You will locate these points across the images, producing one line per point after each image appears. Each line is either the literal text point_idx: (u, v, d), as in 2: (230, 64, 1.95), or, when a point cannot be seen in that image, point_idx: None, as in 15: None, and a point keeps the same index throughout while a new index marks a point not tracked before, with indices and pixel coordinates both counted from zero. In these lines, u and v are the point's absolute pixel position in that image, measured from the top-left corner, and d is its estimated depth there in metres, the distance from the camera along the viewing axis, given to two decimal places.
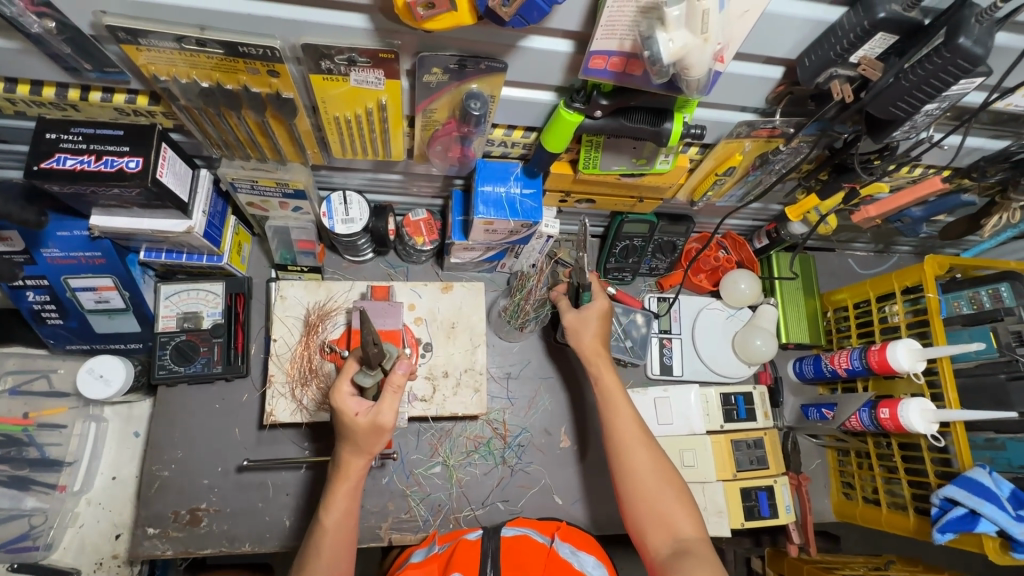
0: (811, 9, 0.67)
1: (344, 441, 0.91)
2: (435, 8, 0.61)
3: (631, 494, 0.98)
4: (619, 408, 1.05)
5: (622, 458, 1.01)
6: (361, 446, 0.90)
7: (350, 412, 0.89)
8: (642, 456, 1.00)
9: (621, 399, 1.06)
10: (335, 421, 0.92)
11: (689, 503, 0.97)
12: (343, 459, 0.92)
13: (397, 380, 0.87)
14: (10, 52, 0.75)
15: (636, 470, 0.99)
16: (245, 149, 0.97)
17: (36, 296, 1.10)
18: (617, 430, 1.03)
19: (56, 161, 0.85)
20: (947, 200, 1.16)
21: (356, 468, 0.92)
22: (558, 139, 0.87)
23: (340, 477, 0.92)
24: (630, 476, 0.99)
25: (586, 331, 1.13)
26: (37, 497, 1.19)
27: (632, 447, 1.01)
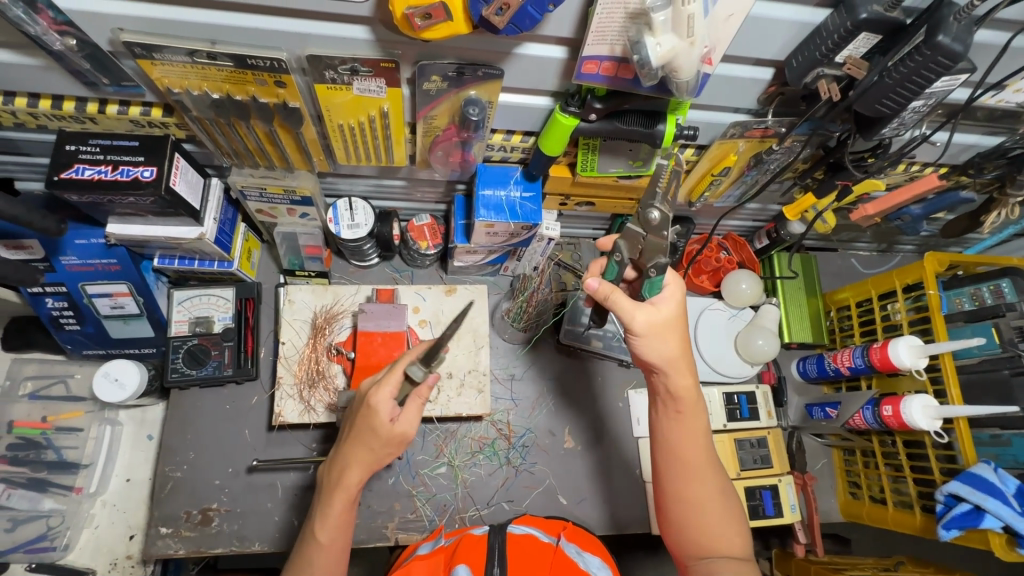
0: (795, 11, 0.70)
1: (362, 450, 0.86)
2: (432, 18, 0.64)
3: (684, 519, 0.87)
4: (692, 424, 0.89)
5: (688, 484, 0.87)
6: (376, 456, 0.86)
7: (384, 416, 0.84)
8: (710, 482, 0.88)
9: (699, 414, 0.89)
10: (358, 415, 0.86)
11: (743, 533, 0.88)
12: (343, 470, 0.87)
13: (424, 391, 0.86)
14: (32, 69, 0.79)
15: (699, 498, 0.87)
16: (254, 157, 1.01)
17: (55, 303, 1.15)
18: (689, 453, 0.88)
19: (75, 171, 0.89)
20: (946, 197, 1.17)
21: (355, 481, 0.87)
22: (555, 143, 0.89)
23: (339, 489, 0.87)
24: (692, 503, 0.87)
25: (666, 339, 0.86)
26: (55, 499, 1.23)
27: (701, 472, 0.87)
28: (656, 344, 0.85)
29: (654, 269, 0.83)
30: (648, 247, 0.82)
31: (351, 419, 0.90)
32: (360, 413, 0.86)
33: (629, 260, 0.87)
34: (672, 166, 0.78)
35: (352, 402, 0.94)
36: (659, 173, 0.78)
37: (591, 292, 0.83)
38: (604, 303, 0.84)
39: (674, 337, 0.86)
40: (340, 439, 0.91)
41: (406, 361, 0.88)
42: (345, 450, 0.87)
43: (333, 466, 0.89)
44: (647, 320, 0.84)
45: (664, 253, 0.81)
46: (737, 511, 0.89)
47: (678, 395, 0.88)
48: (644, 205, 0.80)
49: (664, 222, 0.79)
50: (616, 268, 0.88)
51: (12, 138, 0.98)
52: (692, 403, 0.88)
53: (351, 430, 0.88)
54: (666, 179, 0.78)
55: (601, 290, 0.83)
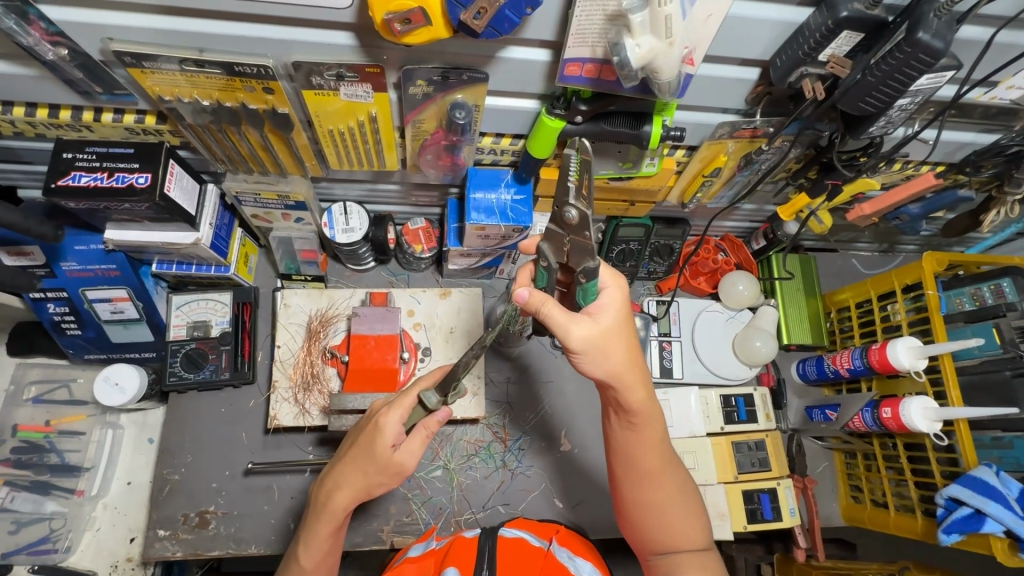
0: (777, 11, 0.69)
1: (357, 475, 0.84)
2: (412, 23, 0.65)
3: (644, 520, 0.88)
4: (648, 431, 0.86)
5: (643, 487, 0.87)
6: (367, 482, 0.84)
7: (387, 441, 0.82)
8: (669, 483, 0.88)
9: (655, 421, 0.85)
10: (363, 435, 0.85)
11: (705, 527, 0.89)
12: (333, 494, 0.85)
13: (432, 424, 0.85)
14: (28, 79, 0.81)
15: (657, 500, 0.87)
16: (248, 163, 1.03)
17: (57, 308, 1.17)
18: (646, 458, 0.86)
19: (72, 178, 0.91)
20: (944, 196, 1.15)
21: (341, 507, 0.85)
22: (542, 145, 0.89)
23: (326, 513, 0.86)
24: (651, 505, 0.87)
25: (613, 351, 0.79)
26: (57, 501, 1.25)
27: (658, 475, 0.87)
28: (601, 359, 0.78)
29: (585, 274, 0.75)
30: (576, 248, 0.73)
31: (352, 440, 0.89)
32: (366, 433, 0.84)
33: (558, 264, 0.77)
34: (581, 156, 0.64)
35: (358, 423, 0.92)
36: (567, 167, 0.65)
37: (521, 304, 0.75)
38: (537, 316, 0.75)
39: (621, 348, 0.79)
40: (336, 460, 0.90)
41: (422, 386, 0.85)
42: (339, 474, 0.86)
43: (324, 488, 0.88)
44: (587, 334, 0.76)
45: (592, 254, 0.71)
46: (701, 509, 0.91)
47: (630, 406, 0.83)
48: (561, 203, 0.68)
49: (584, 222, 0.68)
50: (545, 275, 0.78)
51: (13, 147, 1.00)
52: (647, 411, 0.84)
53: (350, 452, 0.86)
54: (577, 172, 0.65)
55: (532, 301, 0.74)
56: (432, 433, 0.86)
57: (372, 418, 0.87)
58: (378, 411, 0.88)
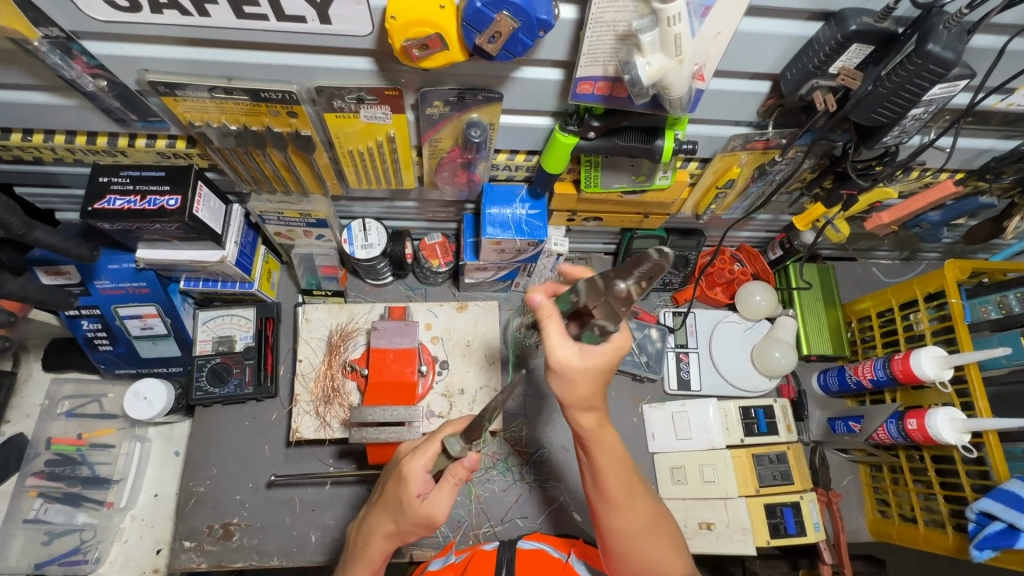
0: (786, 25, 0.71)
1: (388, 522, 0.84)
2: (429, 48, 0.68)
3: (617, 546, 0.87)
4: (607, 456, 0.83)
5: (614, 514, 0.85)
6: (399, 529, 0.84)
7: (414, 491, 0.81)
8: (642, 508, 0.85)
9: (612, 443, 0.83)
10: (388, 484, 0.84)
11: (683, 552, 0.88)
12: (370, 540, 0.86)
13: (460, 473, 0.81)
14: (70, 109, 0.86)
15: (631, 526, 0.85)
16: (272, 183, 1.06)
17: (90, 325, 1.21)
18: (613, 486, 0.84)
19: (108, 202, 0.95)
20: (965, 203, 1.14)
21: (378, 553, 0.87)
22: (556, 161, 0.91)
23: (364, 559, 0.87)
24: (624, 532, 0.85)
25: (582, 380, 0.75)
26: (88, 513, 1.29)
27: (625, 500, 0.84)
28: (571, 385, 0.76)
29: (601, 327, 0.73)
30: (608, 308, 0.71)
31: (382, 486, 0.89)
32: (392, 482, 0.84)
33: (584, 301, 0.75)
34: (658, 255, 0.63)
35: (388, 466, 0.92)
36: (643, 252, 0.64)
37: (532, 307, 0.73)
38: (539, 322, 0.74)
39: (590, 381, 0.76)
40: (369, 506, 0.91)
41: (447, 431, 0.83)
42: (372, 520, 0.86)
43: (361, 533, 0.89)
44: (570, 361, 0.72)
45: (620, 321, 0.72)
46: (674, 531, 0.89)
47: (592, 430, 0.81)
48: (614, 273, 0.69)
49: (628, 298, 0.68)
50: (569, 300, 0.76)
51: (53, 172, 1.06)
52: (603, 432, 0.82)
53: (382, 498, 0.86)
54: (652, 265, 0.64)
55: (545, 306, 0.73)
56: (461, 482, 0.82)
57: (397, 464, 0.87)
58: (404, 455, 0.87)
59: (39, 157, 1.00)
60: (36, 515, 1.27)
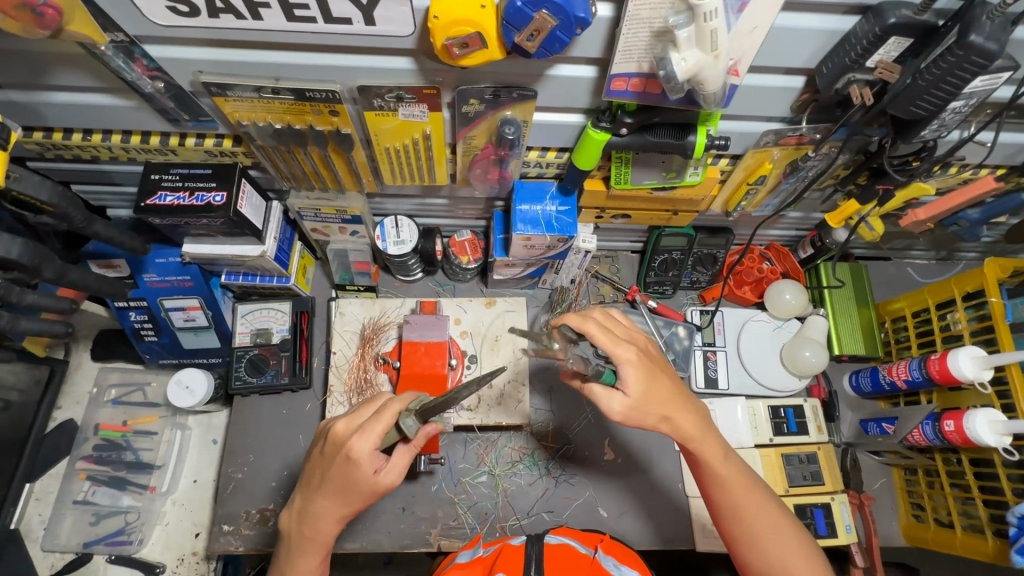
0: (823, 20, 0.71)
1: (340, 503, 0.86)
2: (469, 47, 0.70)
3: (761, 561, 0.85)
4: (713, 446, 0.86)
5: (742, 509, 0.86)
6: (352, 507, 0.86)
7: (367, 468, 0.82)
8: (759, 502, 0.87)
9: (715, 432, 0.87)
10: (337, 466, 0.84)
11: (815, 555, 0.85)
12: (321, 525, 0.87)
13: (421, 444, 0.86)
14: (128, 110, 0.92)
15: (762, 524, 0.86)
16: (310, 180, 1.10)
17: (137, 316, 1.27)
18: (731, 472, 0.87)
19: (159, 197, 1.00)
20: (1006, 200, 1.11)
21: (330, 534, 0.89)
22: (588, 157, 0.93)
23: (315, 543, 0.88)
24: (762, 535, 0.85)
25: (663, 380, 0.83)
26: (133, 496, 1.36)
27: (745, 488, 0.87)
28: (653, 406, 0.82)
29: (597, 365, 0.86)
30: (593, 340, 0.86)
31: (318, 469, 0.88)
32: (336, 466, 0.84)
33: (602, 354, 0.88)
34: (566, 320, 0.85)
35: (318, 446, 0.91)
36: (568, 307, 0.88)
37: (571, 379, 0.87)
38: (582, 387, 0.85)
39: (664, 378, 0.83)
40: (306, 491, 0.90)
41: (395, 409, 0.85)
42: (319, 503, 0.86)
43: (306, 523, 0.88)
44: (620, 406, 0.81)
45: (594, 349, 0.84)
46: (801, 529, 0.88)
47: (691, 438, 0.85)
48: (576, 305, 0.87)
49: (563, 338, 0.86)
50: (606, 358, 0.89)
51: (108, 170, 1.12)
52: (703, 434, 0.86)
53: (322, 483, 0.87)
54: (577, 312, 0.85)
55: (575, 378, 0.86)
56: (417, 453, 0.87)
57: (337, 446, 0.85)
58: (342, 438, 0.86)
59: (96, 155, 1.06)
60: (84, 497, 1.36)
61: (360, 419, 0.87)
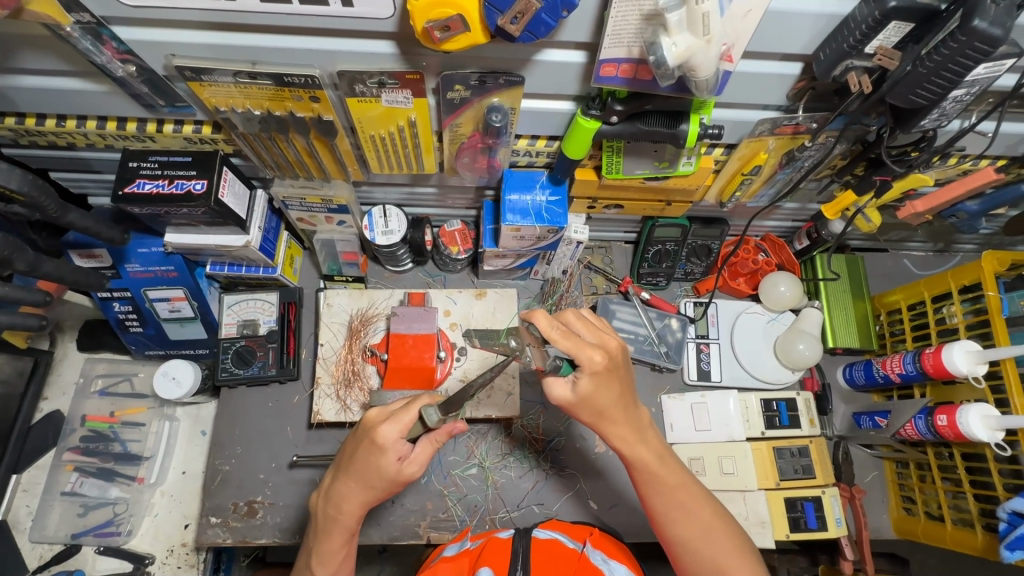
0: (821, 3, 0.68)
1: (364, 488, 0.84)
2: (451, 30, 0.67)
3: (699, 561, 0.84)
4: (647, 450, 0.85)
5: (677, 511, 0.85)
6: (375, 493, 0.85)
7: (394, 456, 0.81)
8: (697, 504, 0.85)
9: (651, 437, 0.86)
10: (364, 451, 0.82)
11: (750, 553, 0.85)
12: (343, 507, 0.85)
13: (442, 434, 0.86)
14: (101, 95, 0.89)
15: (699, 523, 0.85)
16: (294, 169, 1.08)
17: (121, 307, 1.25)
18: (672, 476, 0.85)
19: (137, 185, 0.98)
20: (1005, 192, 1.09)
21: (353, 518, 0.86)
22: (577, 147, 0.90)
23: (338, 526, 0.86)
24: (697, 537, 0.84)
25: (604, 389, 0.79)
26: (120, 487, 1.35)
27: (683, 490, 0.86)
28: (589, 407, 0.80)
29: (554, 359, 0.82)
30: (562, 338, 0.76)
31: (348, 452, 0.87)
32: (363, 449, 0.83)
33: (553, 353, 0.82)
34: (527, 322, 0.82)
35: (351, 431, 0.89)
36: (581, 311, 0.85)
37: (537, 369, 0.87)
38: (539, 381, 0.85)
39: (609, 387, 0.79)
40: (335, 472, 0.89)
41: (424, 401, 0.84)
42: (343, 486, 0.85)
43: (331, 502, 0.87)
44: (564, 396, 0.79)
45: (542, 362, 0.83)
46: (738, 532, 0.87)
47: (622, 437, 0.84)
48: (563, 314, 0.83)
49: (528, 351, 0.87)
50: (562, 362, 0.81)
51: (86, 157, 1.09)
52: (639, 432, 0.85)
53: (351, 465, 0.85)
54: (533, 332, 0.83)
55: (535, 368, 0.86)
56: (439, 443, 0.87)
57: (365, 431, 0.85)
58: (375, 423, 0.84)
59: (72, 142, 1.03)
60: (72, 488, 1.35)
61: (393, 408, 0.86)
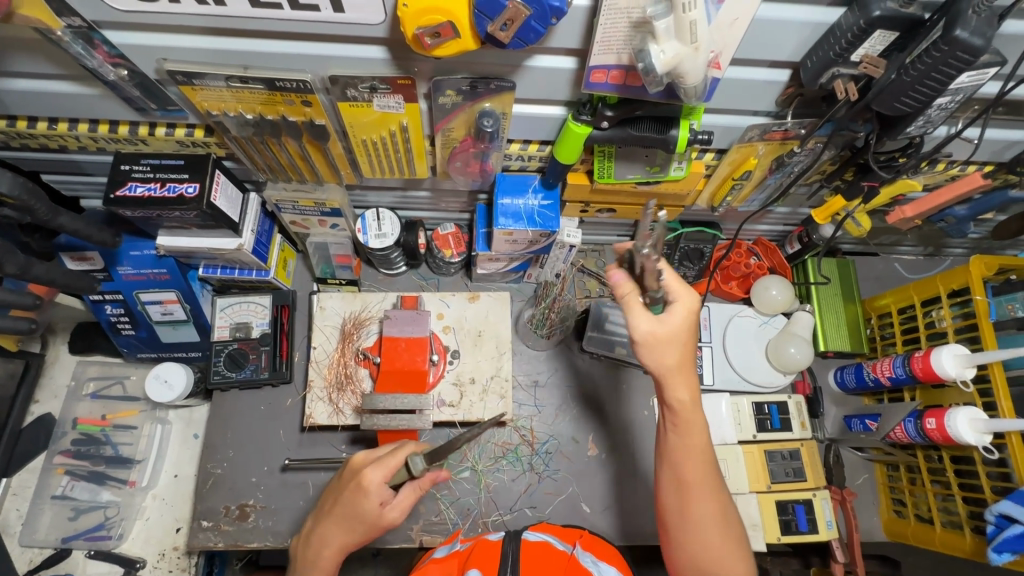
0: (808, 12, 0.69)
1: (344, 533, 0.84)
2: (441, 36, 0.68)
3: (687, 543, 0.85)
4: (696, 427, 0.86)
5: (694, 490, 0.85)
6: (357, 538, 0.85)
7: (376, 500, 0.83)
8: (716, 492, 0.86)
9: (699, 425, 0.87)
10: (347, 496, 0.84)
11: (743, 553, 0.86)
12: (322, 553, 0.86)
13: (427, 481, 0.86)
14: (93, 99, 0.89)
15: (707, 509, 0.85)
16: (287, 172, 1.08)
17: (113, 310, 1.24)
18: (692, 473, 0.85)
19: (129, 189, 0.98)
20: (993, 197, 1.10)
21: (331, 564, 0.86)
22: (568, 152, 0.91)
23: (316, 571, 0.86)
24: (701, 519, 0.84)
25: (671, 349, 0.84)
26: (111, 491, 1.34)
27: (698, 488, 0.85)
28: (657, 353, 0.84)
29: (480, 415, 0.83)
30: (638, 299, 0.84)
31: (333, 496, 0.89)
32: (346, 493, 0.85)
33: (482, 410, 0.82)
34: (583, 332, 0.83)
35: (335, 478, 0.92)
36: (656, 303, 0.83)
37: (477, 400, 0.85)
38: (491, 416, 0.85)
39: (674, 350, 0.84)
40: (316, 517, 0.90)
41: (410, 448, 0.86)
42: (324, 530, 0.86)
43: (310, 546, 0.87)
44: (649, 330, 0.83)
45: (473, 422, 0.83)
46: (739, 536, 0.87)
47: (675, 405, 0.86)
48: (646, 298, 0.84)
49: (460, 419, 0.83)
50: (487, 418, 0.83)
51: (77, 160, 1.09)
52: (689, 412, 0.86)
53: (332, 510, 0.86)
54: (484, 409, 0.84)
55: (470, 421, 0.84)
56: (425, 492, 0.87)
57: (349, 477, 0.87)
58: (361, 467, 0.88)
59: (64, 145, 1.03)
60: (63, 492, 1.34)
61: (378, 454, 0.89)
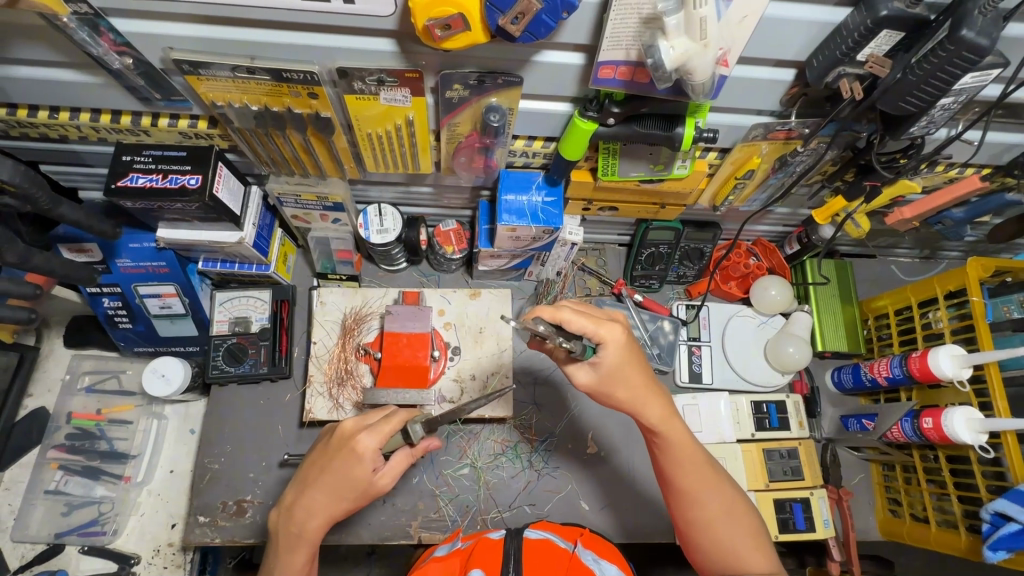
0: (814, 11, 0.70)
1: (335, 499, 0.85)
2: (451, 29, 0.68)
3: (709, 549, 0.87)
4: (679, 436, 0.89)
5: (696, 494, 0.88)
6: (346, 504, 0.85)
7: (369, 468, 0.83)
8: (717, 491, 0.88)
9: (680, 433, 0.89)
10: (336, 463, 0.84)
11: (769, 548, 0.86)
12: (310, 522, 0.85)
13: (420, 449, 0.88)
14: (96, 88, 0.88)
15: (716, 510, 0.87)
16: (290, 166, 1.07)
17: (111, 302, 1.23)
18: (686, 481, 0.88)
19: (130, 179, 0.97)
20: (990, 200, 1.11)
21: (317, 533, 0.86)
22: (574, 148, 0.91)
23: (304, 541, 0.85)
24: (716, 520, 0.87)
25: (622, 383, 0.85)
26: (106, 486, 1.33)
27: (697, 490, 0.88)
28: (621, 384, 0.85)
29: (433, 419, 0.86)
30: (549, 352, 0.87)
31: (318, 464, 0.87)
32: (338, 460, 0.84)
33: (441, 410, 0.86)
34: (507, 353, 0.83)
35: (319, 443, 0.90)
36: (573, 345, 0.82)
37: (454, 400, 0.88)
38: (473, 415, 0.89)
39: (628, 378, 0.85)
40: (300, 487, 0.88)
41: (405, 415, 0.87)
42: (312, 499, 0.85)
43: (296, 516, 0.86)
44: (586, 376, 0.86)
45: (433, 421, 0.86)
46: (759, 526, 0.88)
47: (654, 423, 0.88)
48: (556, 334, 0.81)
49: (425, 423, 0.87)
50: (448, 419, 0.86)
51: (78, 150, 1.08)
52: (669, 422, 0.88)
53: (320, 477, 0.85)
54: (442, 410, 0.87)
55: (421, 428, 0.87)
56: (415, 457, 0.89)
57: (340, 440, 0.86)
58: (352, 434, 0.86)
59: (64, 135, 1.02)
60: (56, 486, 1.33)
61: (370, 419, 0.88)
